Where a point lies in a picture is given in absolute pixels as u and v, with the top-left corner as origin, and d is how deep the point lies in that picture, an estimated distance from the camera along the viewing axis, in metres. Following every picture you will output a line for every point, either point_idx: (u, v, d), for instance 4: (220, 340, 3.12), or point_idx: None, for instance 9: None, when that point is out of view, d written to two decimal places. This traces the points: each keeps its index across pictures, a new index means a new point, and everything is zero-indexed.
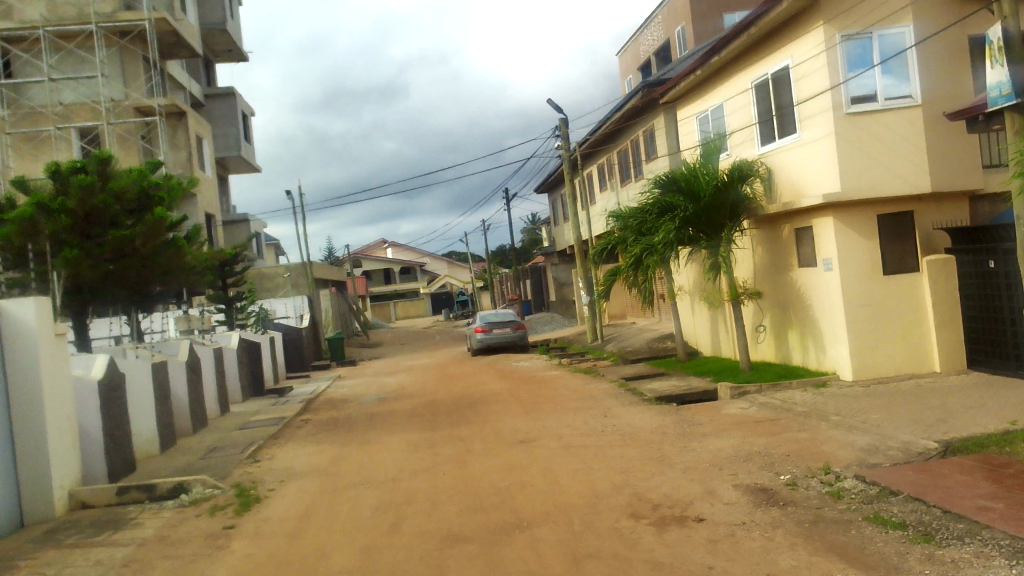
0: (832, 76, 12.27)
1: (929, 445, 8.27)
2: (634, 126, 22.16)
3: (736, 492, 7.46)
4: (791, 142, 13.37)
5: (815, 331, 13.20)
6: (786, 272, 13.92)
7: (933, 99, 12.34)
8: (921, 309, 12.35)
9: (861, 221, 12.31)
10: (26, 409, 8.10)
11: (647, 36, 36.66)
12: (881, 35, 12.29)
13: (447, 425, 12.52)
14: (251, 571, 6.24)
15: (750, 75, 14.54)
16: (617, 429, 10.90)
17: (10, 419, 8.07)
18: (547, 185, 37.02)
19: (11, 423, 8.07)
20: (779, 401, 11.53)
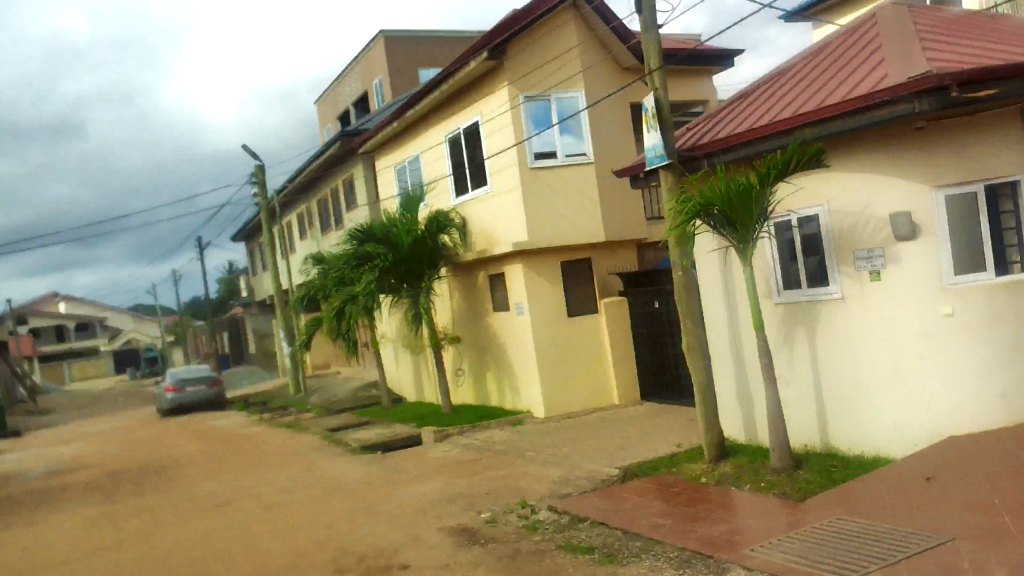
0: (517, 133, 13.15)
1: (611, 471, 9.01)
2: (334, 174, 22.11)
3: (440, 535, 7.57)
4: (483, 193, 14.11)
5: (510, 372, 13.92)
6: (483, 317, 14.58)
7: (603, 157, 13.71)
8: (601, 347, 13.50)
9: (546, 268, 13.27)
10: None
11: (346, 87, 36.97)
12: (558, 98, 13.49)
13: (132, 494, 11.40)
14: None
15: (443, 129, 15.18)
16: (322, 483, 10.63)
17: None
18: (244, 234, 35.63)
19: None
20: (480, 442, 11.94)
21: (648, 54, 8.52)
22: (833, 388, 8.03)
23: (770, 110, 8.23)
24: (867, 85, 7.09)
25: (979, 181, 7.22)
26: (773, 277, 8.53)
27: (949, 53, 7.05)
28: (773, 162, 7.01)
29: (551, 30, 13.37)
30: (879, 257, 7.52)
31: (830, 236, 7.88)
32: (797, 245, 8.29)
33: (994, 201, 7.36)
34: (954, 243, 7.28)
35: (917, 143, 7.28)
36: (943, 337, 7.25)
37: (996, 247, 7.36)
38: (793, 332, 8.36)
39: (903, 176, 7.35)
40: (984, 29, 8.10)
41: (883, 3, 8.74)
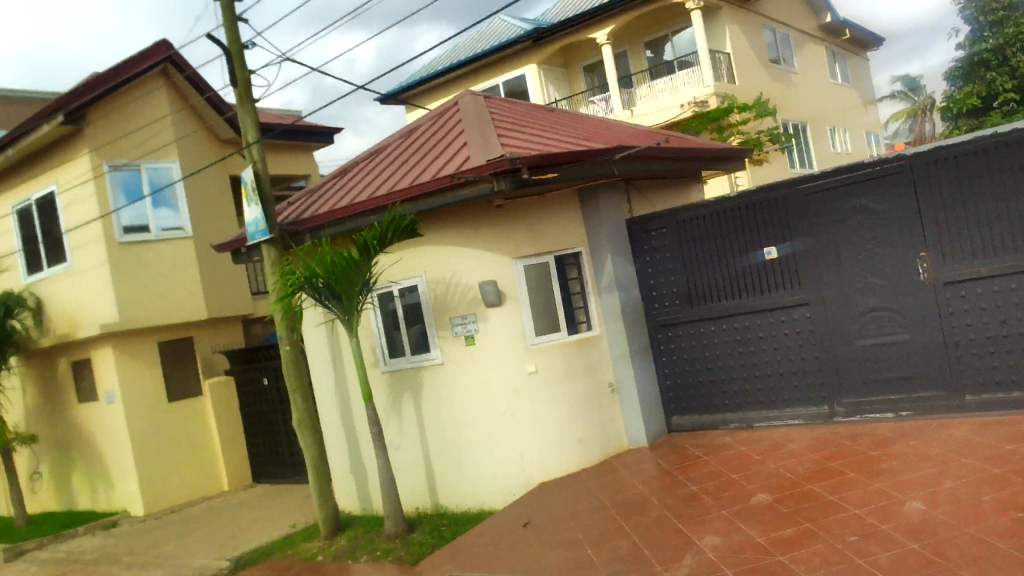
0: (102, 205, 11.99)
1: (221, 565, 8.43)
2: None
3: None
4: (62, 271, 12.62)
5: (101, 470, 12.48)
6: (67, 411, 12.95)
7: (201, 231, 13.13)
8: (207, 431, 12.70)
9: (141, 351, 12.23)
10: None
11: None
12: (149, 168, 12.67)
13: None
14: None
15: (9, 199, 13.37)
16: None
17: None
18: None
19: None
20: (65, 554, 10.39)
21: (245, 128, 8.40)
22: (438, 449, 8.40)
23: (369, 187, 8.56)
24: (452, 167, 7.69)
25: (549, 253, 8.26)
26: (379, 346, 8.72)
27: (519, 141, 7.96)
28: (370, 232, 7.17)
29: (138, 97, 12.69)
30: (473, 322, 8.11)
31: (428, 305, 8.31)
32: (399, 314, 8.60)
33: (562, 270, 8.45)
34: (533, 308, 8.17)
35: (497, 220, 8.08)
36: (529, 393, 8.03)
37: (566, 309, 8.43)
38: (399, 399, 8.61)
39: (488, 248, 8.06)
40: (546, 122, 9.33)
41: (464, 93, 9.65)
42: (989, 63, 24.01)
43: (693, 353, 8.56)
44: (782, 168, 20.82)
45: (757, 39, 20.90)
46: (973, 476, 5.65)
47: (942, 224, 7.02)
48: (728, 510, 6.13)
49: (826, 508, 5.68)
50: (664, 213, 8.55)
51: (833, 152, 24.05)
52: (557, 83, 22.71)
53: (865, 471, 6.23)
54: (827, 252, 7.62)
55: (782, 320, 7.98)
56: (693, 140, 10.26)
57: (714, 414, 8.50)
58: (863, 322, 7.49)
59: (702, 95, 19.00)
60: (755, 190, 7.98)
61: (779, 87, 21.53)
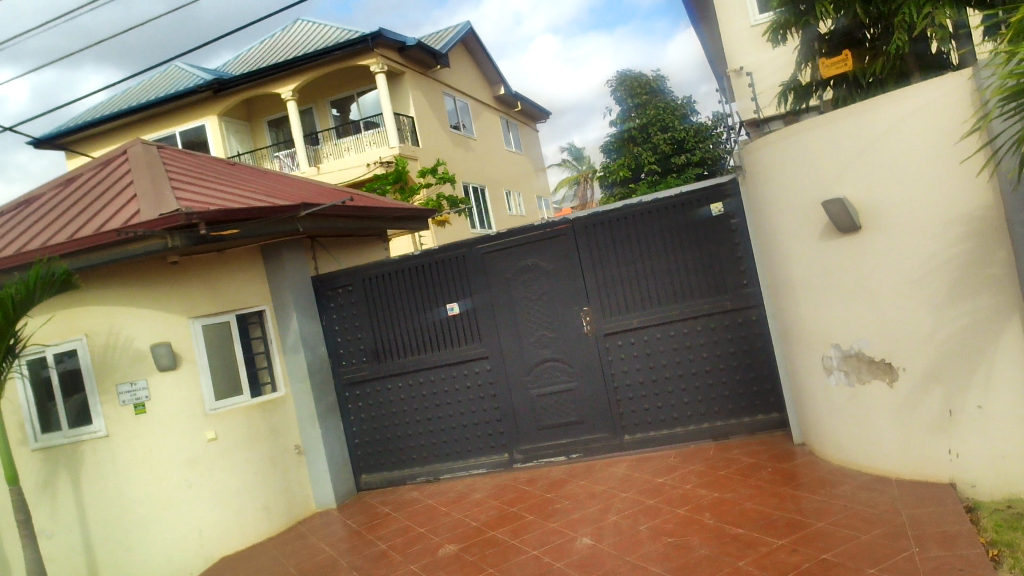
0: None
1: None
2: None
3: None
4: None
5: None
6: None
7: None
8: None
9: None
10: None
11: None
12: None
13: None
14: None
15: None
16: None
17: None
18: None
19: None
20: None
21: None
22: (101, 532, 7.52)
23: (16, 241, 7.57)
24: (119, 221, 7.04)
25: (229, 312, 7.89)
26: (29, 420, 7.61)
27: (196, 195, 7.54)
28: (15, 290, 6.22)
29: None
30: (143, 389, 7.45)
31: (90, 371, 7.45)
32: (53, 384, 7.60)
33: (244, 329, 8.10)
34: (211, 371, 7.72)
35: (171, 278, 7.57)
36: (208, 463, 7.54)
37: (248, 370, 8.07)
38: (51, 479, 7.60)
39: (161, 308, 7.49)
40: (226, 176, 8.96)
41: (134, 141, 8.98)
42: (635, 140, 27.36)
43: (379, 410, 8.61)
44: (463, 229, 21.88)
45: (438, 105, 21.97)
46: (632, 509, 6.26)
47: (601, 280, 7.79)
48: (417, 564, 6.18)
49: (508, 552, 5.94)
50: (350, 271, 8.59)
51: (508, 213, 25.81)
52: (239, 137, 21.99)
53: (541, 513, 6.63)
54: (503, 307, 8.11)
55: (463, 374, 8.31)
56: (378, 199, 10.44)
57: (401, 469, 8.59)
58: (537, 372, 8.03)
59: (386, 155, 19.43)
60: (436, 250, 8.30)
61: (459, 151, 22.75)
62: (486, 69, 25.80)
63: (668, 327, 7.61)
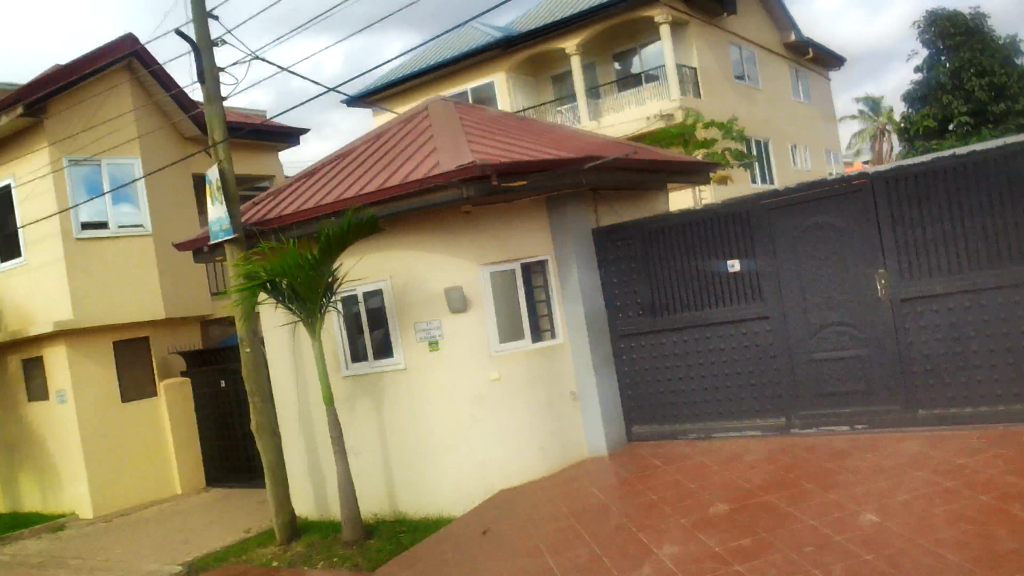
0: (60, 200, 11.74)
1: (174, 569, 8.20)
2: None
3: None
4: (17, 267, 12.33)
5: (48, 470, 12.24)
6: (16, 408, 12.70)
7: (161, 230, 12.85)
8: (160, 434, 12.42)
9: (97, 350, 12.00)
10: None
11: None
12: (110, 164, 12.36)
13: None
14: None
15: None
16: None
17: None
18: None
19: None
20: (8, 556, 10.13)
21: (212, 125, 8.32)
22: (399, 454, 8.35)
23: (336, 189, 8.49)
24: (421, 171, 7.64)
25: (515, 260, 8.25)
26: (342, 350, 8.65)
27: (488, 147, 7.95)
28: (332, 233, 7.05)
29: (99, 94, 12.35)
30: (437, 328, 8.10)
31: (393, 309, 8.27)
32: (362, 318, 8.54)
33: (528, 277, 8.45)
34: (497, 315, 8.16)
35: (465, 226, 8.07)
36: (492, 400, 8.02)
37: (530, 316, 8.43)
38: (360, 404, 8.54)
39: (455, 254, 8.06)
40: (517, 130, 9.34)
41: (434, 98, 9.60)
42: (946, 87, 24.60)
43: (654, 363, 8.60)
44: (744, 184, 21.09)
45: (723, 55, 21.20)
46: (924, 490, 5.77)
47: (902, 241, 7.16)
48: (686, 519, 6.17)
49: (781, 519, 5.75)
50: (631, 224, 8.61)
51: (793, 168, 24.45)
52: (525, 92, 22.79)
53: (819, 483, 6.33)
54: (789, 266, 7.74)
55: (743, 332, 8.07)
56: (662, 151, 10.30)
57: (674, 424, 8.55)
58: (821, 336, 7.61)
59: (667, 108, 19.20)
60: (718, 205, 8.08)
61: (743, 103, 21.86)
62: (777, 14, 24.42)
63: (980, 295, 6.86)
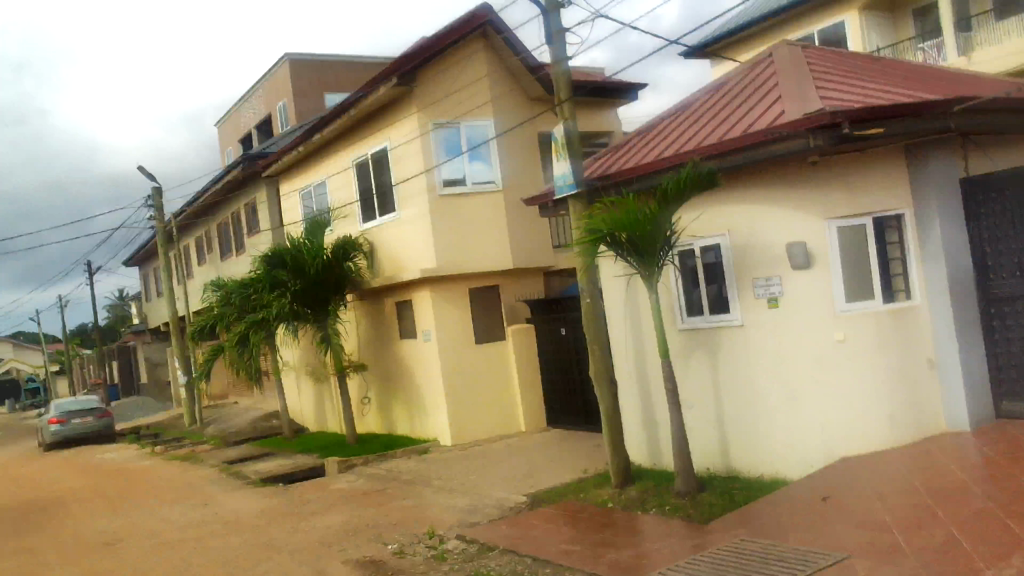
0: (426, 160, 13.09)
1: (519, 499, 8.93)
2: (237, 197, 22.05)
3: (347, 567, 7.32)
4: (392, 219, 14.02)
5: (416, 399, 13.91)
6: (391, 344, 14.53)
7: (511, 186, 13.79)
8: (508, 375, 13.48)
9: (455, 295, 13.30)
10: None
11: (247, 109, 36.03)
12: (467, 126, 13.49)
13: (12, 534, 10.71)
14: None
15: (351, 153, 15.03)
16: (218, 518, 10.20)
17: None
18: (138, 256, 34.56)
19: None
20: (384, 471, 11.75)
21: (558, 85, 8.70)
22: (734, 411, 8.27)
23: (676, 143, 8.48)
24: (765, 122, 7.38)
25: (867, 215, 7.59)
26: (677, 304, 8.75)
27: (841, 93, 7.43)
28: (669, 185, 7.24)
29: (460, 61, 13.42)
30: (777, 285, 7.82)
31: (731, 263, 8.14)
32: (699, 273, 8.55)
33: (882, 232, 7.77)
34: (845, 271, 7.61)
35: (811, 177, 7.61)
36: (836, 361, 7.56)
37: (883, 275, 7.75)
38: (696, 358, 8.57)
39: (798, 208, 7.67)
40: (873, 72, 8.57)
41: (779, 43, 9.12)
42: None
43: None
44: None
45: None
46: None
47: None
48: None
49: None
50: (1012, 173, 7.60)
51: None
52: (880, 32, 20.62)
53: None
54: None
55: None
56: None
57: None
58: None
59: None
60: None
61: None
62: None
63: None
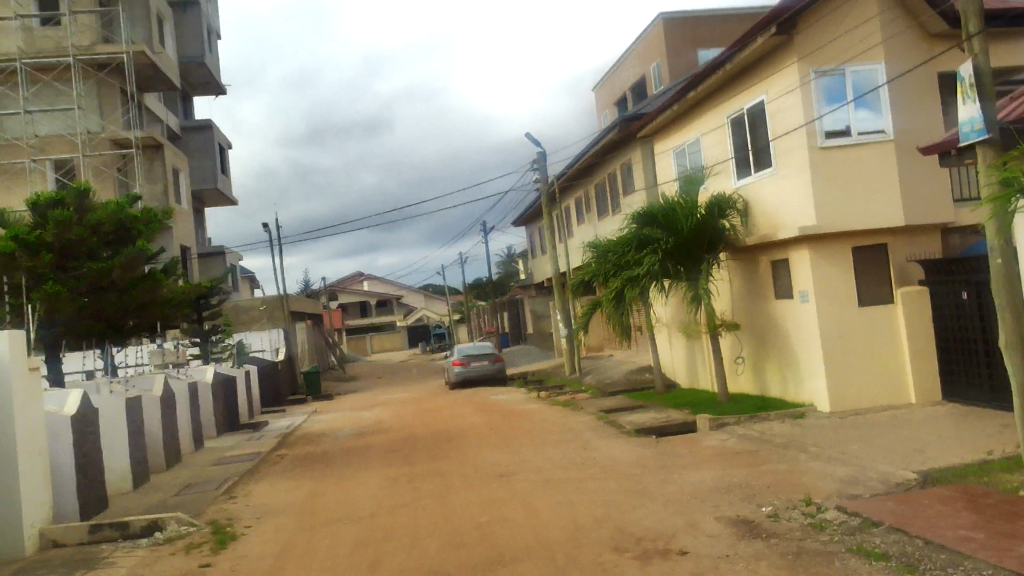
0: (807, 112, 12.44)
1: (909, 475, 8.25)
2: (613, 158, 22.91)
3: (719, 524, 7.37)
4: (768, 175, 13.57)
5: (792, 362, 13.41)
6: (765, 304, 14.13)
7: (904, 134, 12.57)
8: (896, 341, 12.43)
9: (837, 255, 12.52)
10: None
11: (623, 72, 37.01)
12: (854, 71, 12.55)
13: (425, 458, 12.46)
14: None
15: (726, 109, 14.78)
16: (596, 462, 10.88)
17: None
18: (525, 217, 37.58)
19: None
20: (757, 433, 11.57)
21: (967, 15, 7.64)
22: None
23: None
24: None
25: None
26: None
27: None
28: None
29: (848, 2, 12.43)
30: None
31: None
32: None
33: None
34: None
35: None
36: None
37: None
38: None
39: None
40: None
41: None
42: None
43: None
44: None
45: None
46: None
47: None
48: None
49: None
50: None
51: None
52: None
53: None
54: None
55: None
56: None
57: None
58: None
59: None
60: None
61: None
62: None
63: None
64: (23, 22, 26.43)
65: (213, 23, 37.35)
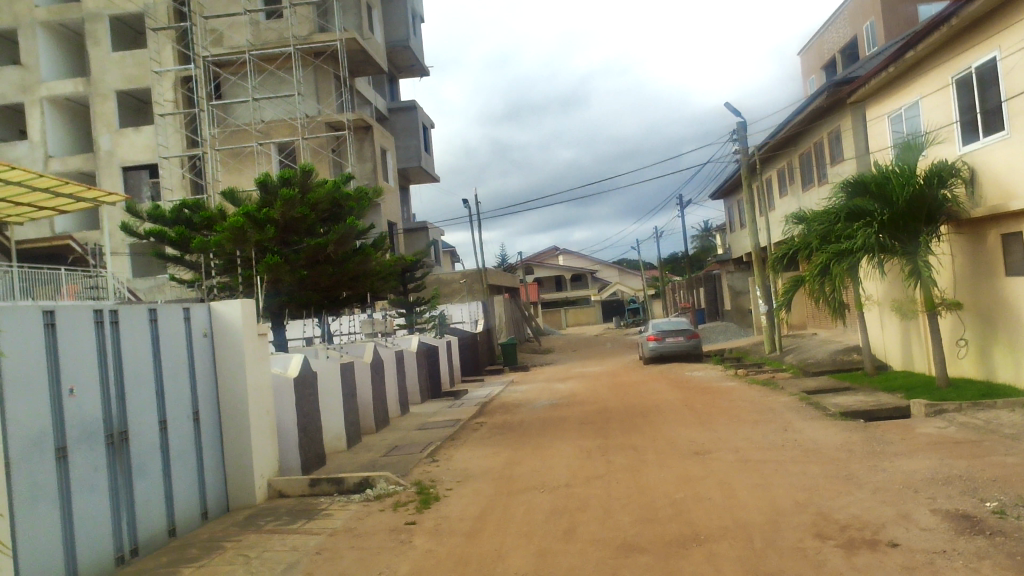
0: None
1: None
2: (820, 126, 21.67)
3: (935, 517, 6.86)
4: (999, 140, 12.33)
5: None
6: (993, 281, 12.85)
7: None
8: None
9: None
10: (232, 390, 9.27)
11: (832, 34, 34.82)
12: None
13: (619, 432, 12.51)
14: (454, 561, 6.68)
15: (950, 69, 13.54)
16: (798, 444, 10.44)
17: (219, 396, 9.26)
18: (724, 189, 36.46)
19: (219, 401, 9.27)
20: (981, 422, 10.62)
21: None
22: None
23: None
24: None
25: None
26: None
27: None
28: None
29: None
30: None
31: None
32: None
33: None
34: None
35: None
36: None
37: None
38: None
39: None
40: None
41: None
42: None
43: None
44: None
45: None
46: None
47: None
48: None
49: None
50: None
51: None
52: None
53: None
54: None
55: None
56: None
57: None
58: None
59: None
60: None
61: None
62: None
63: None
64: (251, 17, 28.89)
65: (418, 7, 38.88)
